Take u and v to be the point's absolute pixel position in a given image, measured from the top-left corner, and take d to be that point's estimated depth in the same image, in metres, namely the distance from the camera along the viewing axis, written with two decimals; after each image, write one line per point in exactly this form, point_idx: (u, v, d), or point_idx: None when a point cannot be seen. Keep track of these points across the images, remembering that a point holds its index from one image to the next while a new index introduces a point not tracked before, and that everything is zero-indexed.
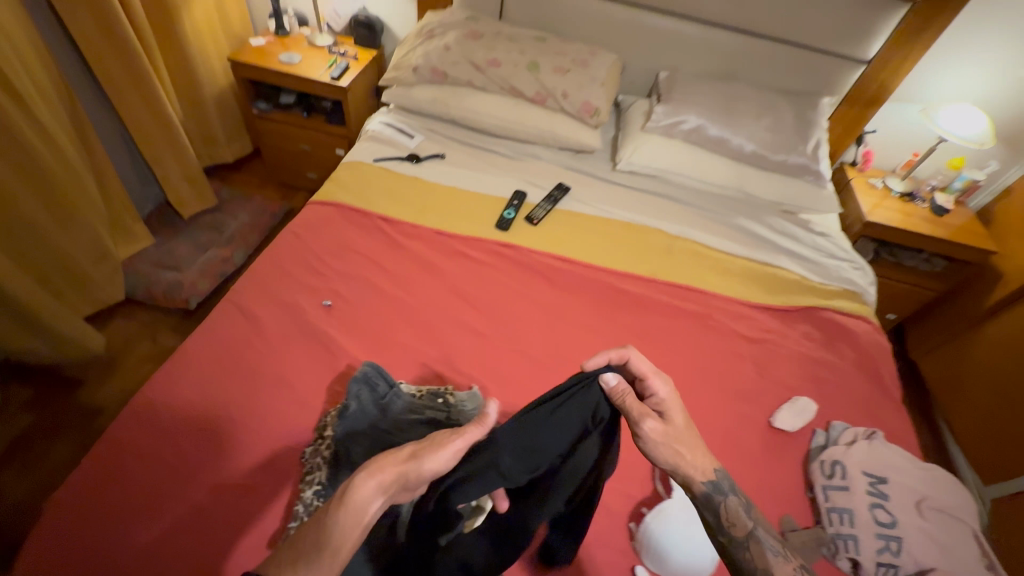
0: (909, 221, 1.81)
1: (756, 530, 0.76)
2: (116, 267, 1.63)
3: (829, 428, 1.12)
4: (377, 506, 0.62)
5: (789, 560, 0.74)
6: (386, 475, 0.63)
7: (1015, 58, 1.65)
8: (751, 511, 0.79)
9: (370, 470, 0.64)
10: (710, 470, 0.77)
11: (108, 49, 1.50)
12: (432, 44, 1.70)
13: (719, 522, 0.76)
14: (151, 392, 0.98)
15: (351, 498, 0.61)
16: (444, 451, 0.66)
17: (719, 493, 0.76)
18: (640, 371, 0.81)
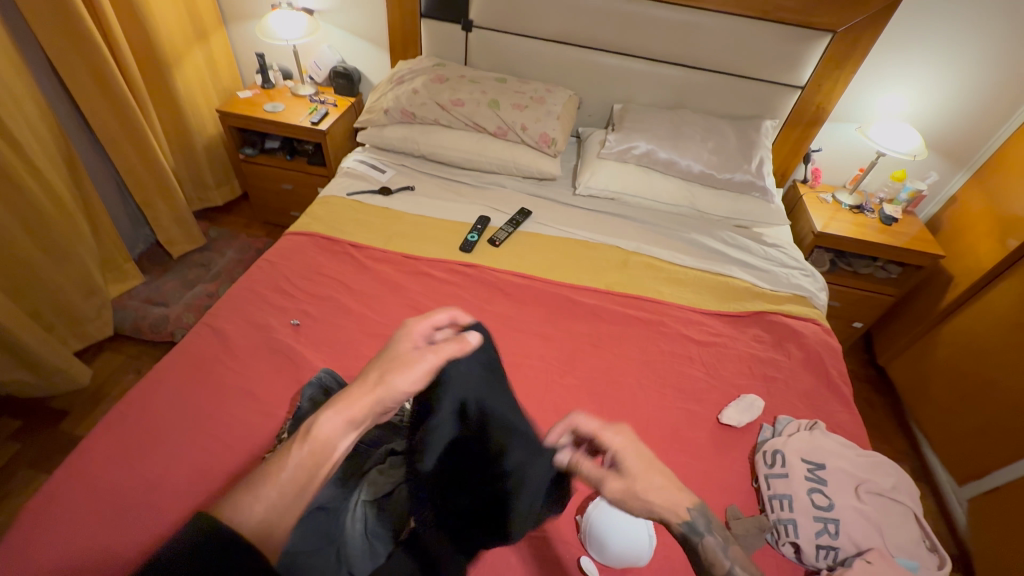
0: (861, 231, 1.89)
1: (734, 570, 0.67)
2: (104, 303, 1.72)
3: (774, 423, 1.17)
4: (348, 439, 0.64)
5: None
6: (356, 407, 0.65)
7: (938, 78, 1.78)
8: (730, 547, 0.70)
9: (336, 408, 0.64)
10: (684, 509, 0.70)
11: (104, 104, 1.65)
12: (401, 89, 1.86)
13: (701, 565, 0.69)
14: (126, 407, 1.04)
15: (321, 434, 0.61)
16: (412, 372, 0.72)
17: (696, 533, 0.69)
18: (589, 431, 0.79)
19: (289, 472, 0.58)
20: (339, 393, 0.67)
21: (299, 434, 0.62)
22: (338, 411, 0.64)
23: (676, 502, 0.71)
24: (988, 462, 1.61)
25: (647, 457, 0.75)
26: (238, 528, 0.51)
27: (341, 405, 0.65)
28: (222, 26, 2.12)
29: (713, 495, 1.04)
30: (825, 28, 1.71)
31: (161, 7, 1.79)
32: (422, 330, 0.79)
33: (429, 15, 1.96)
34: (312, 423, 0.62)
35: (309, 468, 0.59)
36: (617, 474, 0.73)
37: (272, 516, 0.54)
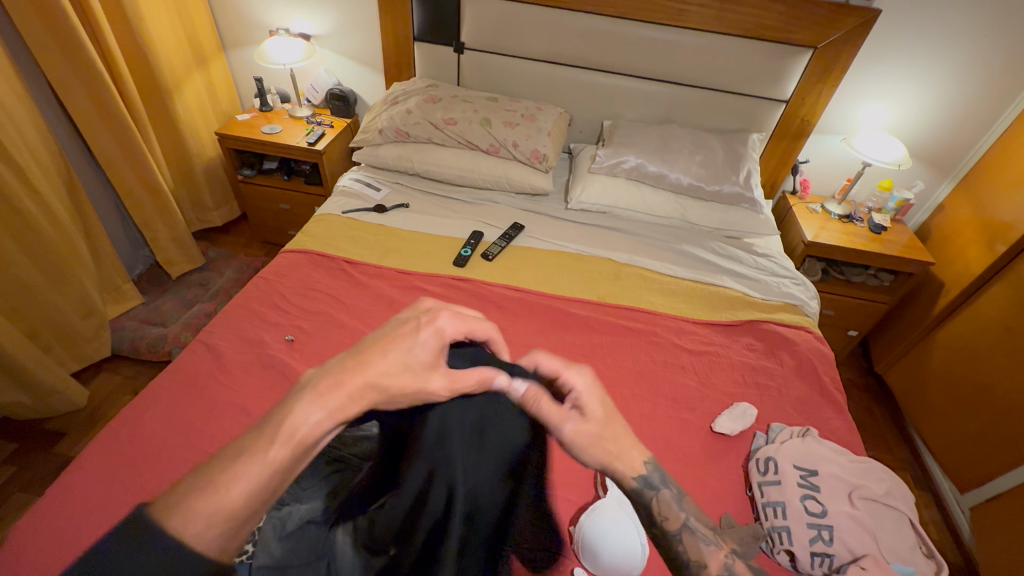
0: (850, 240, 1.92)
1: (689, 521, 0.79)
2: (103, 323, 1.73)
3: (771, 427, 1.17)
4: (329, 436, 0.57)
5: (720, 548, 0.77)
6: (343, 405, 0.57)
7: (919, 89, 1.82)
8: (684, 500, 0.81)
9: (320, 404, 0.56)
10: (640, 465, 0.78)
11: (104, 127, 1.69)
12: (395, 109, 1.91)
13: (653, 516, 0.78)
14: (121, 424, 1.05)
15: (303, 434, 0.54)
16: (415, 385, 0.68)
17: (650, 488, 0.77)
18: (553, 372, 0.84)
19: (262, 478, 0.51)
20: (325, 381, 0.58)
21: (275, 429, 0.53)
22: (320, 401, 0.56)
23: (632, 459, 0.79)
24: (988, 468, 1.60)
25: (608, 405, 0.82)
26: (187, 547, 0.47)
27: (331, 399, 0.57)
28: (222, 52, 2.18)
29: (707, 504, 1.04)
30: (805, 44, 1.76)
31: (161, 35, 1.84)
32: (449, 332, 0.75)
33: (422, 38, 2.02)
34: (291, 420, 0.54)
35: (285, 472, 0.52)
36: (579, 416, 0.78)
37: (231, 528, 0.49)
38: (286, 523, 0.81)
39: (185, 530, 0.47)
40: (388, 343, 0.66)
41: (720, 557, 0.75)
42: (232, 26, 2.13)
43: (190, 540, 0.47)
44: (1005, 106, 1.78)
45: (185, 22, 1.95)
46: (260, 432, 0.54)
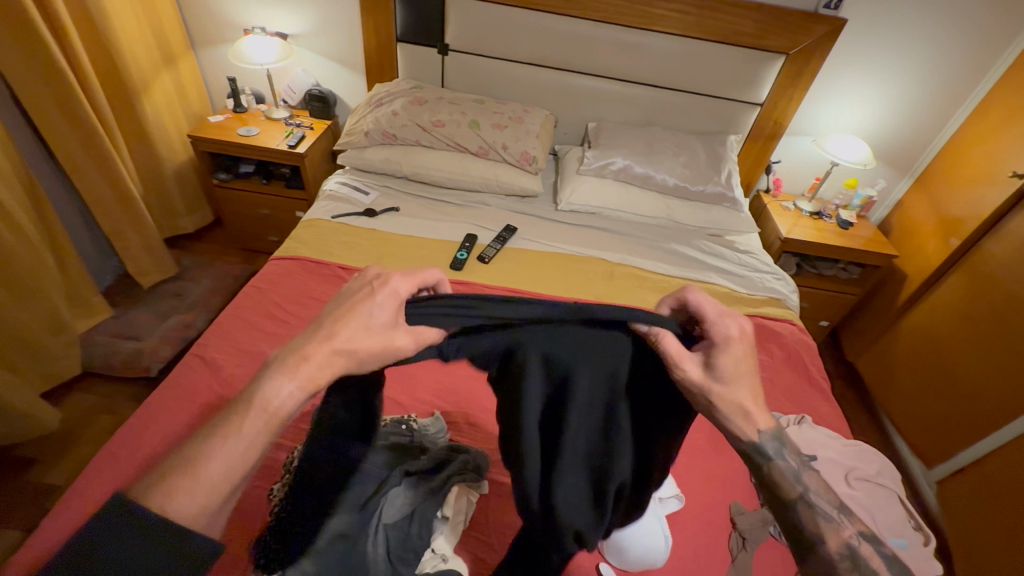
0: (821, 235, 2.03)
1: (807, 494, 0.69)
2: (73, 340, 1.63)
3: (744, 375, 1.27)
4: (300, 406, 0.57)
5: (843, 528, 0.66)
6: (317, 375, 0.58)
7: (880, 95, 1.95)
8: (806, 474, 0.70)
9: (286, 372, 0.57)
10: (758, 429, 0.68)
11: (71, 134, 1.59)
12: (381, 111, 1.87)
13: (765, 483, 0.69)
14: (117, 445, 1.00)
15: (274, 403, 0.55)
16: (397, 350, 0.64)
17: (763, 456, 0.68)
18: (700, 313, 0.74)
19: (239, 449, 0.53)
20: (287, 354, 0.59)
21: (246, 403, 0.54)
22: (292, 373, 0.57)
23: (750, 420, 0.68)
24: (952, 445, 1.73)
25: (751, 364, 0.70)
26: (173, 521, 0.48)
27: (300, 371, 0.57)
28: (191, 50, 2.08)
29: (716, 493, 1.09)
30: (778, 51, 1.85)
31: (127, 32, 1.74)
32: (407, 292, 0.68)
33: (405, 39, 2.00)
34: (263, 394, 0.55)
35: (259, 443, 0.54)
36: (703, 364, 0.69)
37: (215, 504, 0.51)
38: (312, 540, 0.81)
39: (167, 507, 0.49)
40: (348, 310, 0.63)
41: (844, 537, 0.65)
42: (202, 23, 2.03)
43: (175, 516, 0.49)
44: (954, 109, 1.93)
45: (152, 20, 1.86)
46: (230, 409, 0.55)
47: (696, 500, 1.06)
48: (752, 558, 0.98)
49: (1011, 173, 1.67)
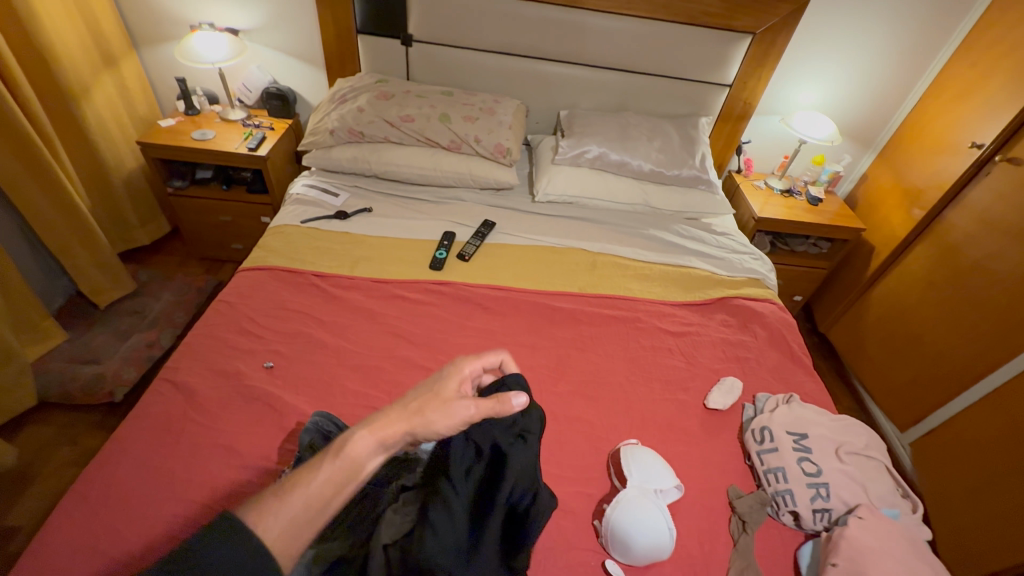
0: (792, 212, 2.06)
1: None
2: (25, 369, 1.50)
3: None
4: (375, 462, 0.65)
5: None
6: (389, 429, 0.67)
7: (844, 70, 1.98)
8: None
9: (370, 428, 0.66)
10: None
11: (6, 146, 1.46)
12: (345, 107, 1.79)
13: None
14: (88, 484, 0.93)
15: (354, 451, 0.63)
16: (451, 419, 0.72)
17: None
18: None
19: (318, 484, 0.60)
20: (380, 413, 0.69)
21: (333, 447, 0.64)
22: (375, 431, 0.66)
23: None
24: (923, 408, 1.81)
25: None
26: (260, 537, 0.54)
27: (381, 433, 0.66)
28: (133, 50, 1.94)
29: (713, 478, 1.10)
30: (745, 30, 1.86)
31: (59, 33, 1.60)
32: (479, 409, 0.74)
33: (365, 30, 1.91)
34: (345, 440, 0.64)
35: (339, 484, 0.61)
36: None
37: (296, 525, 0.57)
38: (314, 567, 0.78)
39: (258, 523, 0.55)
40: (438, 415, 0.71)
41: None
42: (143, 20, 1.89)
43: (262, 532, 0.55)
44: (914, 83, 1.98)
45: (87, 18, 1.71)
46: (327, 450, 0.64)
47: (695, 487, 1.07)
48: (753, 540, 0.99)
49: (971, 143, 1.72)
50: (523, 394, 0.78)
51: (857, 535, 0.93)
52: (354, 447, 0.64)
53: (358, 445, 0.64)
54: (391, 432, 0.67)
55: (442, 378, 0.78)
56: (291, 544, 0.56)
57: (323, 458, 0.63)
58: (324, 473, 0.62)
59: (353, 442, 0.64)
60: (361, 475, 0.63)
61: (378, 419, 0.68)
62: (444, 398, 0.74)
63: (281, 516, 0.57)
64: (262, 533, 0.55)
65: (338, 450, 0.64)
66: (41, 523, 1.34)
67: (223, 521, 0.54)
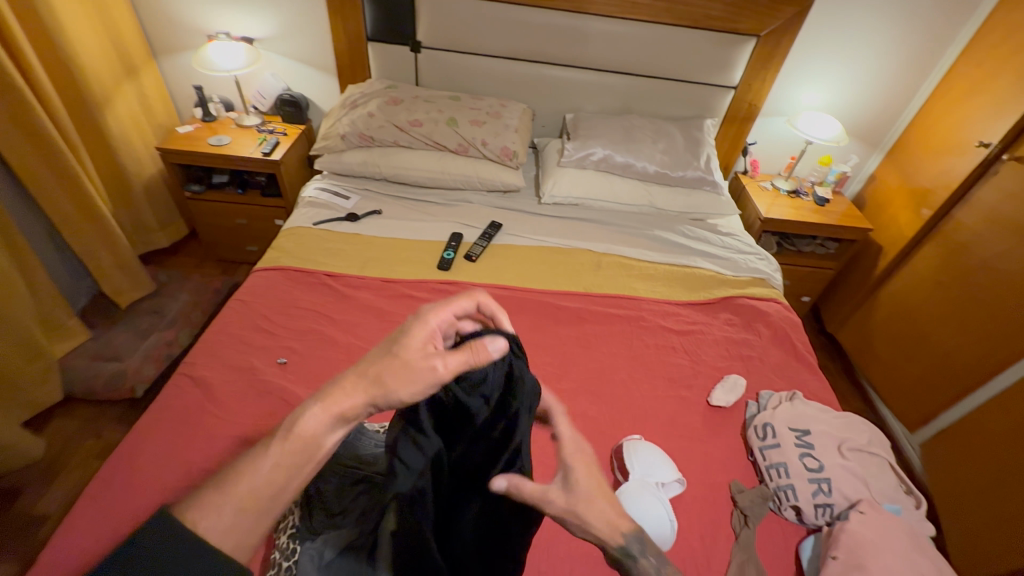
0: (799, 213, 2.06)
1: None
2: (51, 365, 1.56)
3: (576, 520, 0.70)
4: (332, 438, 0.61)
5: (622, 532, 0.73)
6: (344, 403, 0.62)
7: (849, 71, 1.99)
8: (665, 566, 0.75)
9: (322, 403, 0.61)
10: (621, 534, 0.72)
11: (36, 154, 1.53)
12: (356, 112, 1.84)
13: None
14: (112, 473, 0.98)
15: (306, 431, 0.59)
16: (415, 383, 0.65)
17: (630, 557, 0.72)
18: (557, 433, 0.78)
19: (268, 470, 0.56)
20: (330, 384, 0.64)
21: (282, 427, 0.59)
22: (330, 406, 0.61)
23: (611, 526, 0.72)
24: (932, 408, 1.80)
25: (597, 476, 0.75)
26: (202, 535, 0.49)
27: (335, 406, 0.61)
28: (152, 60, 2.01)
29: (716, 473, 1.11)
30: (749, 34, 1.88)
31: (84, 45, 1.68)
32: (448, 365, 0.67)
33: (376, 38, 1.96)
34: (295, 418, 0.60)
35: (294, 467, 0.57)
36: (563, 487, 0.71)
37: (246, 518, 0.52)
38: (325, 551, 0.83)
39: (198, 522, 0.50)
40: (400, 383, 0.64)
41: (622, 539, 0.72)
42: (162, 30, 1.96)
43: (205, 530, 0.49)
44: (920, 83, 1.98)
45: (110, 30, 1.79)
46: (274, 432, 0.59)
47: (697, 481, 1.09)
48: (755, 533, 1.01)
49: (978, 143, 1.71)
50: (500, 339, 0.70)
51: (857, 529, 0.94)
52: (305, 425, 0.59)
53: (309, 424, 0.59)
54: (346, 406, 0.62)
55: (407, 333, 0.70)
56: (247, 532, 0.52)
57: (270, 439, 0.59)
58: (273, 456, 0.57)
59: (303, 419, 0.60)
60: (319, 454, 0.59)
61: (332, 391, 0.62)
62: (406, 361, 0.66)
63: (226, 505, 0.52)
64: (202, 531, 0.49)
65: (288, 429, 0.59)
66: (66, 512, 1.39)
67: (155, 523, 0.48)
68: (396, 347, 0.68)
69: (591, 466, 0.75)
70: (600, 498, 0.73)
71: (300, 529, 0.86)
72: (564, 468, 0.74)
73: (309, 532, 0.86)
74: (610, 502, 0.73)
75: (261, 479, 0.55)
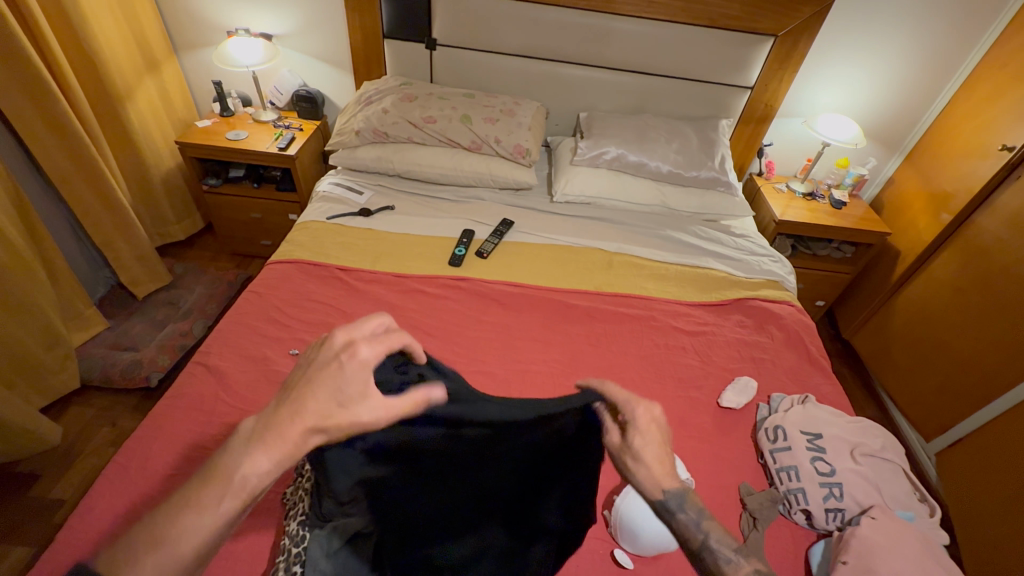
0: (815, 216, 2.03)
1: (708, 541, 0.72)
2: (69, 353, 1.60)
3: (630, 463, 0.76)
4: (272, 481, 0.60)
5: (664, 489, 0.74)
6: (285, 449, 0.59)
7: (868, 72, 1.96)
8: (705, 519, 0.74)
9: (262, 449, 0.59)
10: (661, 489, 0.74)
11: (59, 145, 1.57)
12: (371, 109, 1.86)
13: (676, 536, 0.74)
14: (126, 457, 1.00)
15: (246, 478, 0.58)
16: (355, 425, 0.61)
17: (669, 513, 0.74)
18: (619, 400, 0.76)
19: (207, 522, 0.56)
20: (270, 421, 0.61)
21: (221, 474, 0.58)
22: (268, 451, 0.59)
23: (654, 479, 0.75)
24: (949, 416, 1.76)
25: (654, 436, 0.76)
26: None
27: (275, 450, 0.59)
28: (173, 55, 2.05)
29: (725, 475, 1.10)
30: (766, 33, 1.86)
31: (108, 40, 1.71)
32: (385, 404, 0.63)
33: (392, 35, 1.97)
34: (236, 466, 0.58)
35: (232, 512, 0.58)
36: (620, 433, 0.76)
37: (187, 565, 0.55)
38: (334, 539, 0.84)
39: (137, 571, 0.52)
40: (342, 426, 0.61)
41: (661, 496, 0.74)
42: (183, 26, 2.00)
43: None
44: (943, 85, 1.94)
45: (133, 26, 1.82)
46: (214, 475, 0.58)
47: (706, 483, 1.08)
48: (763, 536, 1.00)
49: (1001, 146, 1.68)
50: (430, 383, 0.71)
51: (869, 535, 0.92)
52: (250, 476, 0.58)
53: (249, 471, 0.58)
54: (292, 453, 0.60)
55: (344, 375, 0.62)
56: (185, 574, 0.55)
57: (213, 489, 0.57)
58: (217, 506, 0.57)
59: (248, 469, 0.58)
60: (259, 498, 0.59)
61: (275, 437, 0.59)
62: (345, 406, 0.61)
63: (167, 561, 0.53)
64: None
65: (230, 477, 0.58)
66: (81, 497, 1.43)
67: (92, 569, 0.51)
68: (336, 392, 0.62)
69: (652, 424, 0.76)
70: (651, 448, 0.75)
71: (308, 517, 0.87)
72: (623, 417, 0.75)
73: (320, 519, 0.85)
74: (661, 456, 0.76)
75: (203, 536, 0.55)
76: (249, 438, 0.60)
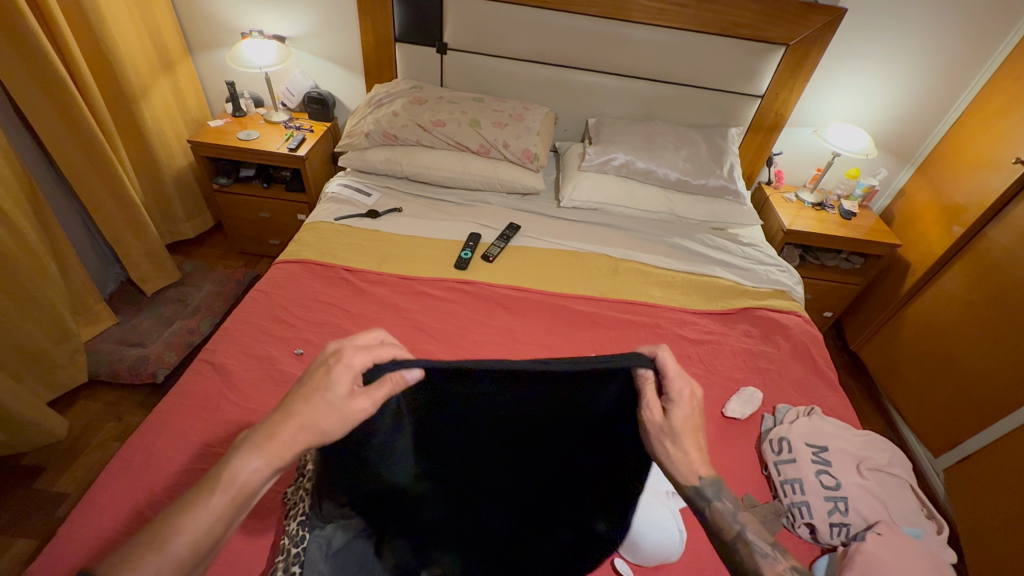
0: (824, 226, 2.01)
1: (743, 532, 0.74)
2: (78, 347, 1.62)
3: (664, 442, 0.74)
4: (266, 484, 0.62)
5: (702, 476, 0.74)
6: (279, 451, 0.62)
7: (880, 83, 1.95)
8: (741, 512, 0.76)
9: (256, 451, 0.61)
10: (698, 477, 0.74)
11: (73, 141, 1.60)
12: (381, 111, 1.87)
13: (707, 524, 0.74)
14: (130, 452, 1.00)
15: (241, 479, 0.60)
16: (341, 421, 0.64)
17: (703, 500, 0.74)
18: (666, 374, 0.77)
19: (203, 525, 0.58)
20: (264, 425, 0.64)
21: (217, 477, 0.60)
22: (262, 453, 0.61)
23: (693, 468, 0.74)
24: (958, 432, 1.74)
25: (694, 421, 0.76)
26: None
27: (269, 451, 0.62)
28: (188, 55, 2.08)
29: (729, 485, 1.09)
30: (776, 43, 1.85)
31: (124, 40, 1.74)
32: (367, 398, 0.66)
33: (403, 39, 1.99)
34: (232, 469, 0.60)
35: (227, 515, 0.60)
36: (660, 412, 0.75)
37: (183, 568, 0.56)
38: (332, 541, 0.84)
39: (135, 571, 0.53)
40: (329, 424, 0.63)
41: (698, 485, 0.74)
42: (199, 27, 2.03)
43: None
44: (956, 97, 1.93)
45: (149, 26, 1.85)
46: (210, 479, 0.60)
47: None
48: None
49: (1014, 160, 1.66)
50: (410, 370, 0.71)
51: (874, 550, 0.91)
52: (246, 478, 0.60)
53: (244, 473, 0.60)
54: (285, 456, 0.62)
55: (333, 378, 0.65)
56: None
57: (208, 492, 0.60)
58: (214, 508, 0.59)
59: (244, 471, 0.61)
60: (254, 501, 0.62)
61: (268, 441, 0.62)
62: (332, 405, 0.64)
63: (164, 563, 0.55)
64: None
65: (228, 481, 0.60)
66: (84, 491, 1.44)
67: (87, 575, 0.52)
68: (325, 395, 0.64)
69: (693, 405, 0.76)
70: (691, 433, 0.75)
71: (309, 516, 0.84)
72: (666, 396, 0.76)
73: (322, 517, 0.84)
74: (699, 444, 0.75)
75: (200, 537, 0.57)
76: (245, 442, 0.62)
